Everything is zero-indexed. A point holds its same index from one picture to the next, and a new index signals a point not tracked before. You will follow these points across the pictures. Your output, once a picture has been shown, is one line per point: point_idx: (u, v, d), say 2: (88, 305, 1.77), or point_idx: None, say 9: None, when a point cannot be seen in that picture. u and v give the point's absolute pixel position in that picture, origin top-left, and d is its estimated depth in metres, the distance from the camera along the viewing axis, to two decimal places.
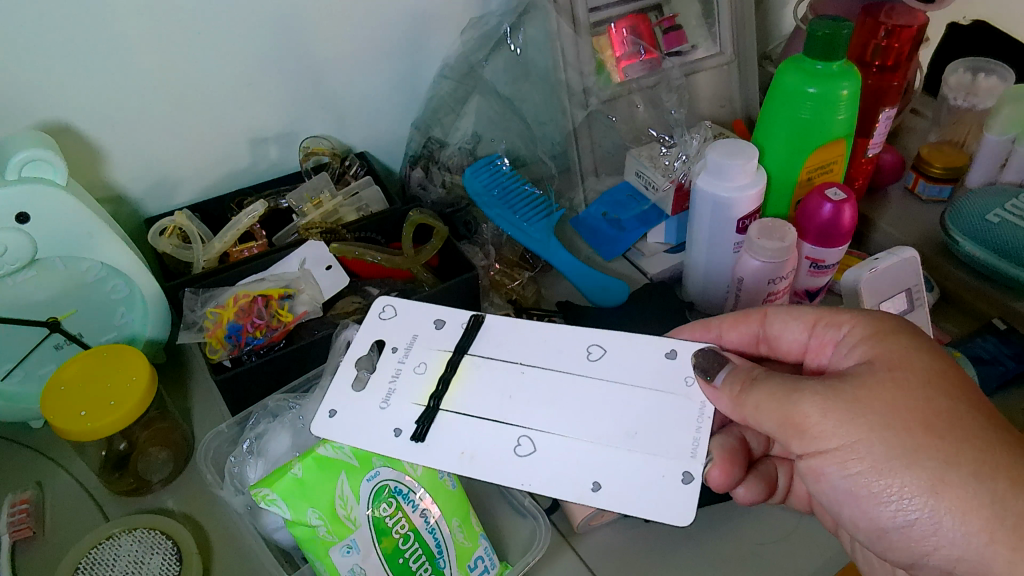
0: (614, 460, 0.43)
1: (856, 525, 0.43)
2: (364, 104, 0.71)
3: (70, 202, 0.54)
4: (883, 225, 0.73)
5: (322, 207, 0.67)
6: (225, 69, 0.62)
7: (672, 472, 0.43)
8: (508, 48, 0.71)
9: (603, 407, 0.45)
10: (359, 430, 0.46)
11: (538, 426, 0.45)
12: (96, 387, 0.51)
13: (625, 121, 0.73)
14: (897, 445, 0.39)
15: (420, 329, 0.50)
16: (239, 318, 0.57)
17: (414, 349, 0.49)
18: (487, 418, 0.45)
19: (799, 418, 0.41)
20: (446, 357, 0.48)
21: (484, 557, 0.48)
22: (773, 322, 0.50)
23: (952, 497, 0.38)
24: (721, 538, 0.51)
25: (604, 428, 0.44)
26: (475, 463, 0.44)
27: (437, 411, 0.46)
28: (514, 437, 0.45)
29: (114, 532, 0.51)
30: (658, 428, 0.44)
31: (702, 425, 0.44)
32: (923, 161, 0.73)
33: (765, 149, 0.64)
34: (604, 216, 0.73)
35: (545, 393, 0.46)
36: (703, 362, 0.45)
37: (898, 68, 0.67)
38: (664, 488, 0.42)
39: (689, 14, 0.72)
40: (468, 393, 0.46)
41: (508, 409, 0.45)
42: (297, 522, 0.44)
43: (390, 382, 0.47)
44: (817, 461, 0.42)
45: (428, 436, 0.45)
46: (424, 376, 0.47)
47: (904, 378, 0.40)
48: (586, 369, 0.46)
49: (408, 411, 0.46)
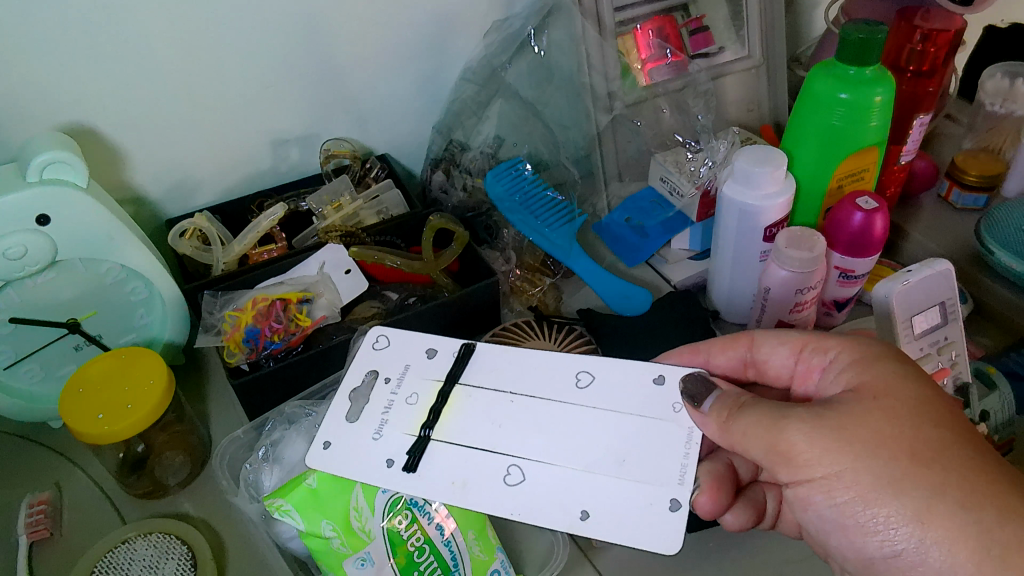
0: (605, 489, 0.42)
1: (844, 555, 0.41)
2: (386, 107, 0.70)
3: (91, 203, 0.54)
4: (914, 235, 0.71)
5: (342, 210, 0.67)
6: (248, 73, 0.62)
7: (660, 499, 0.41)
8: (531, 50, 0.69)
9: (593, 434, 0.44)
10: (348, 455, 0.44)
11: (530, 455, 0.43)
12: (114, 390, 0.51)
13: (650, 126, 0.72)
14: (884, 475, 0.37)
15: (412, 359, 0.49)
16: (257, 322, 0.57)
17: (406, 379, 0.48)
18: (477, 447, 0.44)
19: (785, 446, 0.39)
20: (437, 387, 0.47)
21: (500, 571, 0.46)
22: (761, 347, 0.48)
23: (940, 526, 0.36)
24: (743, 556, 0.50)
25: (594, 453, 0.43)
26: (466, 491, 0.42)
27: (428, 441, 0.45)
28: (503, 466, 0.43)
29: (129, 536, 0.51)
30: (645, 452, 0.43)
31: (690, 451, 0.43)
32: (958, 168, 0.71)
33: (795, 157, 0.62)
34: (628, 222, 0.71)
35: (535, 421, 0.45)
36: (692, 387, 0.44)
37: (933, 75, 0.64)
38: (651, 516, 0.41)
39: (716, 15, 0.71)
40: (459, 422, 0.45)
41: (498, 438, 0.44)
42: (311, 534, 0.43)
43: (382, 413, 0.46)
44: (804, 489, 0.40)
45: (419, 467, 0.44)
46: (416, 407, 0.46)
47: (892, 408, 0.38)
48: (583, 396, 0.45)
49: (399, 441, 0.45)
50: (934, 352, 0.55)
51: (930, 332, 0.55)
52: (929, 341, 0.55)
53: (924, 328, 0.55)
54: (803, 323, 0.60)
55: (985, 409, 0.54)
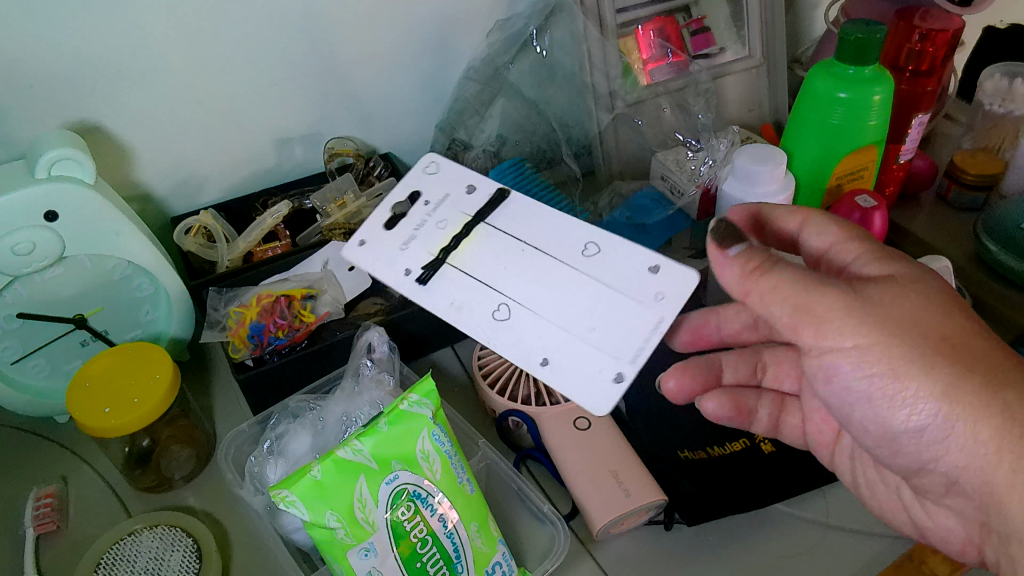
0: (572, 346, 0.45)
1: (868, 428, 0.46)
2: (390, 105, 0.71)
3: (98, 200, 0.54)
4: (913, 233, 0.71)
5: (346, 208, 0.67)
6: (254, 71, 0.62)
7: (608, 369, 0.44)
8: (534, 50, 0.70)
9: (578, 300, 0.47)
10: (383, 262, 0.51)
11: (520, 297, 0.48)
12: (121, 384, 0.52)
13: (651, 125, 0.72)
14: (917, 351, 0.40)
15: (452, 191, 0.54)
16: (262, 318, 0.57)
17: (441, 207, 0.53)
18: (478, 281, 0.49)
19: (816, 308, 0.42)
20: (465, 220, 0.52)
21: (503, 563, 0.46)
22: (768, 213, 0.51)
23: (964, 405, 0.40)
24: (742, 550, 0.50)
25: (574, 314, 0.47)
26: (460, 314, 0.48)
27: (443, 264, 0.50)
28: (494, 302, 0.48)
29: (136, 528, 0.52)
30: (615, 324, 0.46)
31: (651, 338, 0.45)
32: (957, 168, 0.72)
33: (795, 156, 0.62)
34: (629, 220, 0.70)
35: (536, 273, 0.49)
36: (722, 231, 0.44)
37: (932, 74, 0.65)
38: (596, 381, 0.44)
39: (717, 16, 0.72)
40: (474, 254, 0.50)
41: (499, 277, 0.49)
42: (316, 524, 0.42)
43: (411, 231, 0.52)
44: (831, 359, 0.43)
45: (429, 282, 0.49)
46: (443, 231, 0.52)
47: (921, 293, 0.42)
48: (583, 262, 0.49)
49: (419, 257, 0.50)
50: None
51: None
52: None
53: None
54: None
55: None
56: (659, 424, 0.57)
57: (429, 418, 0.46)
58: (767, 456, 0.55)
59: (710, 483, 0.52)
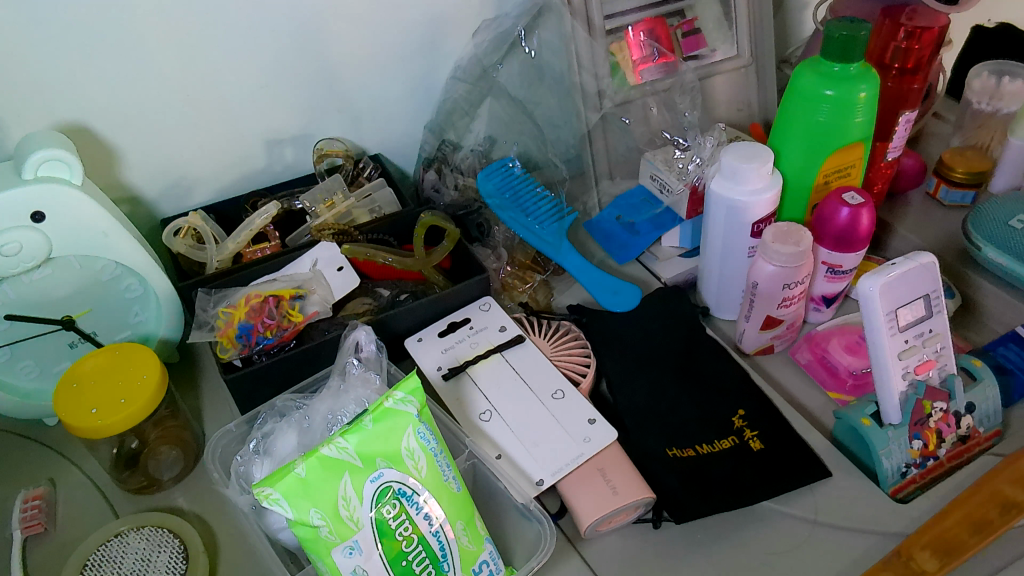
0: (537, 443, 0.54)
1: None
2: (379, 106, 0.71)
3: (85, 201, 0.54)
4: (901, 230, 0.72)
5: (335, 208, 0.67)
6: (241, 74, 0.62)
7: (568, 453, 0.53)
8: (523, 51, 0.70)
9: (528, 403, 0.56)
10: (422, 353, 0.60)
11: (500, 403, 0.56)
12: (108, 385, 0.51)
13: (639, 123, 0.72)
14: None
15: (493, 325, 0.62)
16: (250, 318, 0.57)
17: (478, 334, 0.61)
18: (467, 391, 0.57)
19: None
20: (490, 351, 0.60)
21: (489, 562, 0.47)
22: None
23: None
24: (730, 549, 0.50)
25: (528, 417, 0.55)
26: (461, 409, 0.57)
27: (466, 370, 0.59)
28: (483, 407, 0.56)
29: (122, 530, 0.52)
30: (559, 418, 0.55)
31: (587, 441, 0.54)
32: (945, 166, 0.71)
33: (783, 154, 0.63)
34: (619, 219, 0.72)
35: (502, 380, 0.58)
36: None
37: (918, 71, 0.65)
38: (557, 459, 0.53)
39: (708, 17, 0.72)
40: (487, 371, 0.59)
41: (484, 384, 0.58)
42: (300, 522, 0.42)
43: (453, 342, 0.61)
44: None
45: (450, 378, 0.58)
46: (475, 349, 0.60)
47: None
48: (547, 403, 0.56)
49: (449, 358, 0.60)
50: (919, 345, 0.54)
51: (916, 325, 0.54)
52: (915, 333, 0.54)
53: (909, 321, 0.53)
54: (791, 317, 0.61)
55: (971, 401, 0.54)
56: (649, 421, 0.57)
57: (414, 415, 0.46)
58: (756, 454, 0.55)
59: (698, 480, 0.53)
